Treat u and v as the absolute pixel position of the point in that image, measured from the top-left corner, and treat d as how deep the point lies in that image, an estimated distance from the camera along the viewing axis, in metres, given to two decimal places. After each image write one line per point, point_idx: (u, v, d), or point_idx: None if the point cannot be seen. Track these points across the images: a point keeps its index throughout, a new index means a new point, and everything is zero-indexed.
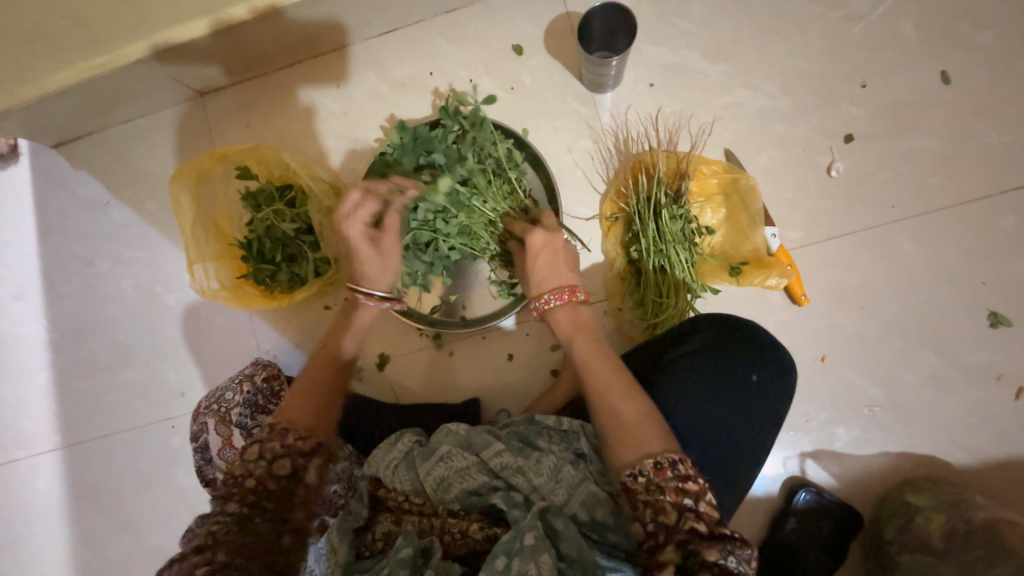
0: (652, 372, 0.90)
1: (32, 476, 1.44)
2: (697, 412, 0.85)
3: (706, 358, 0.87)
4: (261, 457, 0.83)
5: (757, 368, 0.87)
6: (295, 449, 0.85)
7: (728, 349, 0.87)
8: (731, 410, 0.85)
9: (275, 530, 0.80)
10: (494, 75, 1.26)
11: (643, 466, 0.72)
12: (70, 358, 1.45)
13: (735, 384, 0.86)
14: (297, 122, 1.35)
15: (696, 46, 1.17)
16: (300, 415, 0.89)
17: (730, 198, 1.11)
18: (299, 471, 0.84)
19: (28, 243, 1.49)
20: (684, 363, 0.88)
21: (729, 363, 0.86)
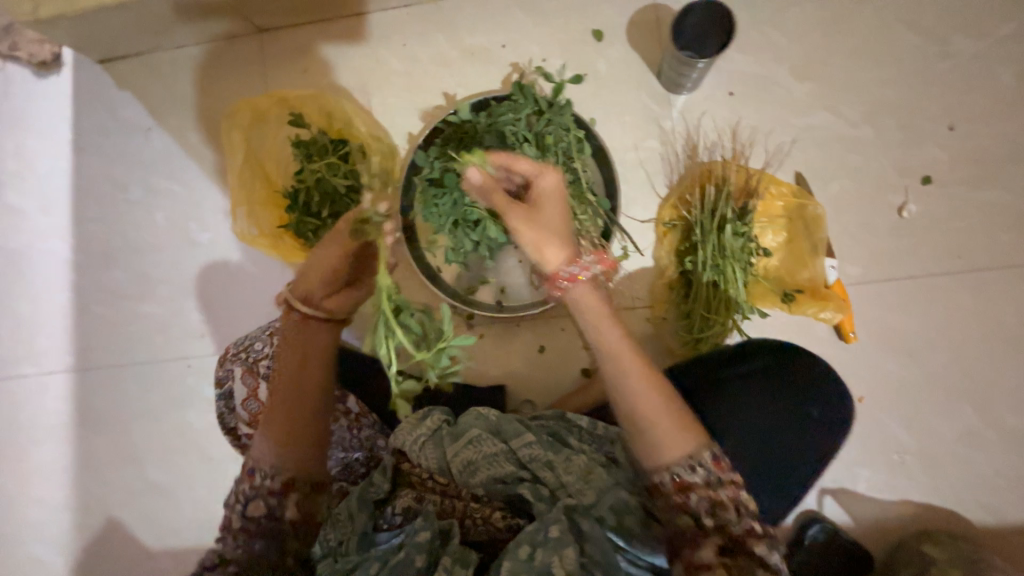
0: (700, 389, 0.89)
1: (40, 393, 1.43)
2: (738, 436, 0.84)
3: (759, 385, 0.86)
4: (238, 496, 0.83)
5: (815, 404, 0.86)
6: (263, 486, 0.82)
7: (781, 378, 0.86)
8: (775, 438, 0.85)
9: (277, 550, 0.82)
10: (568, 58, 1.21)
11: (703, 459, 0.73)
12: (91, 281, 1.43)
13: (790, 412, 0.85)
14: (356, 75, 1.30)
15: (785, 59, 1.12)
16: (262, 452, 0.83)
17: (794, 222, 1.08)
18: (276, 509, 0.82)
19: (62, 157, 1.45)
20: (741, 382, 0.87)
21: (786, 388, 0.85)
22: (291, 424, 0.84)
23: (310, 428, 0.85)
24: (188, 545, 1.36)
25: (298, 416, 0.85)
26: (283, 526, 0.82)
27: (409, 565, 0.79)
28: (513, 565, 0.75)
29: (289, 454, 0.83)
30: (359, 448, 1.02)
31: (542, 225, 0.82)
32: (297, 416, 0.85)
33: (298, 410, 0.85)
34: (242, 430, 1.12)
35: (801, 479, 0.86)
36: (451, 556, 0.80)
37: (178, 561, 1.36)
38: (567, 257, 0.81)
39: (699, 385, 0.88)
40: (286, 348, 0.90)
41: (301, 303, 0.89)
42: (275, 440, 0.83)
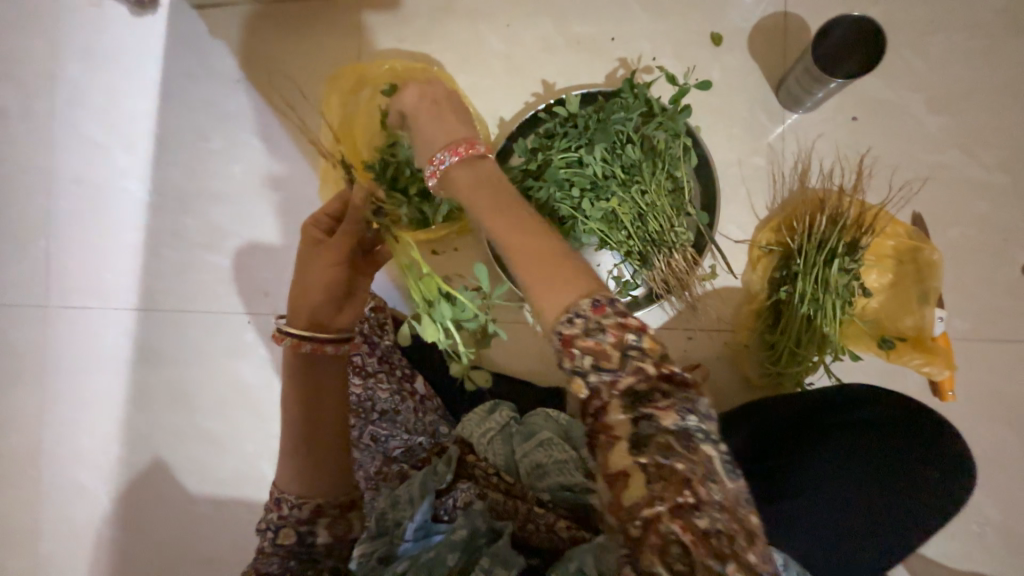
0: (808, 432, 0.89)
1: (104, 327, 1.46)
2: (844, 484, 0.85)
3: (870, 438, 0.86)
4: (268, 526, 0.81)
5: (936, 467, 0.85)
6: (292, 515, 0.80)
7: (895, 435, 0.86)
8: (879, 494, 0.84)
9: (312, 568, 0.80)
10: (681, 60, 1.15)
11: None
12: (164, 225, 1.44)
13: (897, 468, 0.85)
14: (454, 51, 1.26)
15: (920, 89, 1.04)
16: (288, 480, 0.82)
17: (904, 265, 1.01)
18: (307, 536, 0.80)
19: (150, 99, 1.46)
20: (848, 428, 0.87)
21: (893, 442, 0.86)
22: (313, 439, 0.83)
23: (331, 446, 0.83)
24: (229, 497, 1.39)
25: (316, 432, 0.83)
26: (315, 550, 0.80)
27: (440, 563, 0.79)
28: None
29: (314, 479, 0.82)
30: (423, 432, 1.01)
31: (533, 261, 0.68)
32: (316, 432, 0.83)
33: (316, 444, 0.83)
34: None
35: (894, 536, 0.85)
36: (492, 558, 0.77)
37: (217, 509, 1.39)
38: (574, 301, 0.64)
39: (801, 426, 0.90)
40: (293, 386, 0.85)
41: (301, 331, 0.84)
42: (297, 477, 0.82)
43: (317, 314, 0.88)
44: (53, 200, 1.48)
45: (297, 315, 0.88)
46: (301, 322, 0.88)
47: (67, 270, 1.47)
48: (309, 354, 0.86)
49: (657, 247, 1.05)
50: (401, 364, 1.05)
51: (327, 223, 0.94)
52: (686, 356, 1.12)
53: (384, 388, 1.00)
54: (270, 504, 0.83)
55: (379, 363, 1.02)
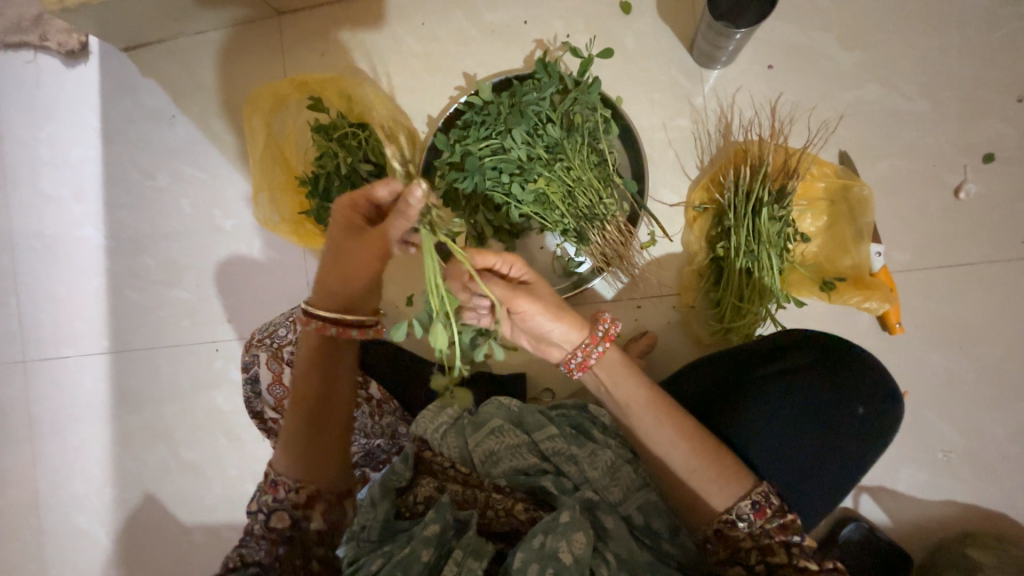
0: (746, 382, 0.88)
1: (80, 374, 1.49)
2: (775, 430, 0.83)
3: (802, 383, 0.85)
4: (260, 509, 0.86)
5: (862, 402, 0.84)
6: (287, 500, 0.85)
7: (828, 377, 0.85)
8: (821, 436, 0.83)
9: (302, 556, 0.83)
10: (594, 32, 1.15)
11: (742, 511, 0.75)
12: (124, 267, 1.47)
13: (837, 414, 0.84)
14: (374, 56, 1.26)
15: (832, 27, 1.04)
16: (288, 464, 0.87)
17: (836, 206, 1.01)
18: (300, 521, 0.85)
19: (92, 145, 1.48)
20: (779, 378, 0.85)
21: (832, 385, 0.84)
22: (321, 425, 0.88)
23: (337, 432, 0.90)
24: (221, 522, 1.41)
25: (324, 416, 0.89)
26: (307, 535, 0.85)
27: (415, 560, 0.79)
28: (527, 554, 0.74)
29: (315, 467, 0.87)
30: (382, 434, 1.03)
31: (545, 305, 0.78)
32: (326, 420, 0.89)
33: (329, 427, 0.89)
34: (269, 414, 1.12)
35: (846, 475, 0.85)
36: (463, 550, 0.80)
37: (210, 536, 1.41)
38: (586, 334, 0.82)
39: (732, 384, 0.89)
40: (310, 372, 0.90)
41: (325, 313, 0.88)
42: (300, 459, 0.87)
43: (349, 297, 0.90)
44: (17, 257, 1.51)
45: (325, 296, 0.89)
46: (328, 304, 0.89)
47: (38, 322, 1.50)
48: (333, 338, 0.90)
49: (590, 222, 1.05)
50: None
51: (367, 209, 0.83)
52: (637, 325, 1.13)
53: None
54: (263, 487, 0.87)
55: None
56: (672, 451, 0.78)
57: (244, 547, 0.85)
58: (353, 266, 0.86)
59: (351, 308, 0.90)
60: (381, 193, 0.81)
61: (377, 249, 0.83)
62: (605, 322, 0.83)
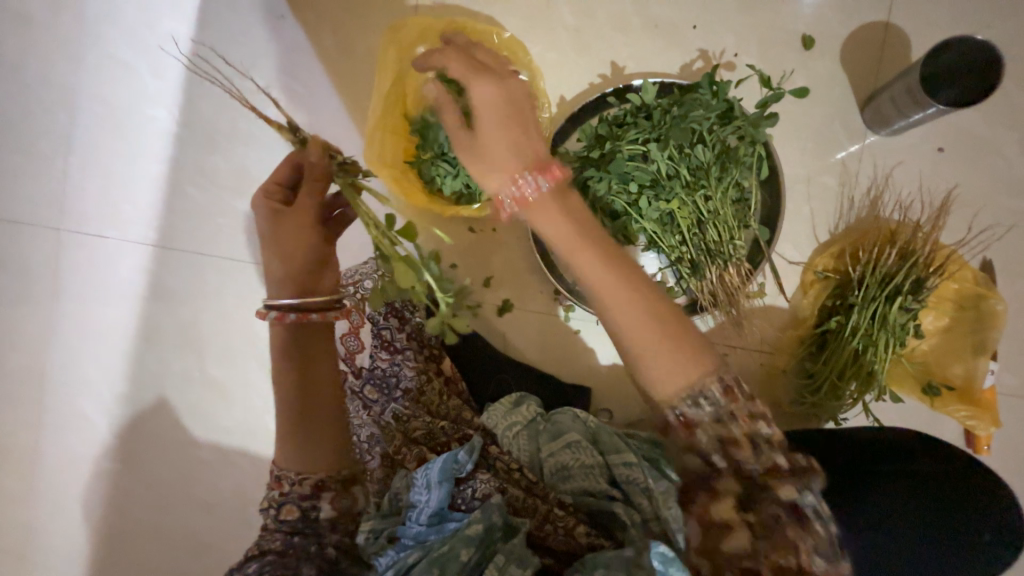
0: (862, 470, 0.87)
1: (115, 258, 1.40)
2: (897, 529, 0.83)
3: (930, 490, 0.84)
4: (272, 503, 0.79)
5: (987, 528, 0.83)
6: (297, 492, 0.78)
7: (933, 492, 0.84)
8: (936, 545, 0.83)
9: (315, 544, 0.77)
10: (765, 59, 1.07)
11: (806, 519, 0.63)
12: (193, 162, 1.39)
13: (962, 531, 0.83)
14: (522, 13, 1.16)
15: (1016, 128, 0.98)
16: (288, 457, 0.78)
17: (965, 312, 0.96)
18: (311, 511, 0.77)
19: (187, 24, 1.37)
20: (910, 477, 0.85)
21: (966, 503, 0.83)
22: (312, 406, 0.79)
23: (330, 408, 0.81)
24: (235, 445, 1.39)
25: (307, 400, 0.78)
26: (318, 524, 0.78)
27: (454, 558, 0.77)
28: None
29: (317, 455, 0.79)
30: (446, 416, 0.99)
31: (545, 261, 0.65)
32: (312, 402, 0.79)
33: (318, 402, 0.80)
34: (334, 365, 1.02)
35: None
36: (505, 555, 0.77)
37: (220, 455, 1.39)
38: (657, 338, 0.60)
39: (859, 468, 0.87)
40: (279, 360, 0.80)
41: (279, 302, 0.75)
42: (298, 449, 0.78)
43: (299, 276, 0.77)
44: None
45: (278, 282, 0.78)
46: (283, 289, 0.78)
47: None
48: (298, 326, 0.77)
49: (710, 258, 1.00)
50: (430, 343, 1.04)
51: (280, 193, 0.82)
52: None
53: (409, 365, 0.99)
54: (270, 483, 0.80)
55: (409, 339, 1.02)
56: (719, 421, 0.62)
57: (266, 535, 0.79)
58: (293, 235, 0.76)
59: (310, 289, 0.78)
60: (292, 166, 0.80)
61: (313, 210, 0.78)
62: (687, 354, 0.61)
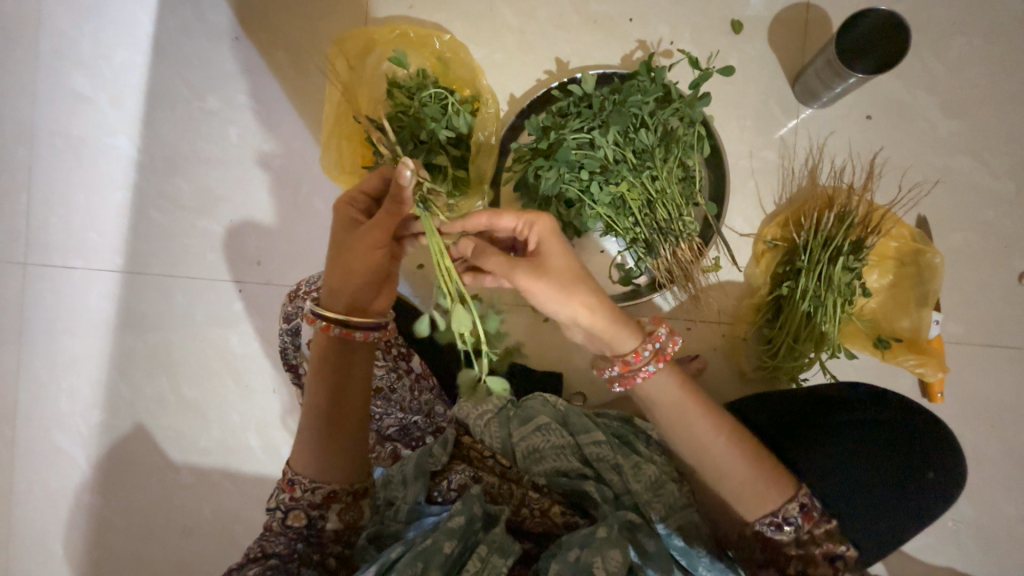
0: (810, 425, 0.90)
1: (83, 288, 1.40)
2: (849, 479, 0.87)
3: (874, 436, 0.88)
4: (278, 507, 0.82)
5: (933, 468, 0.88)
6: (305, 501, 0.81)
7: (878, 437, 0.88)
8: (885, 490, 0.87)
9: (319, 553, 0.84)
10: (699, 46, 1.12)
11: (790, 514, 0.75)
12: (154, 185, 1.39)
13: (907, 472, 0.88)
14: (467, 19, 1.20)
15: (936, 92, 1.05)
16: (305, 461, 0.82)
17: (905, 268, 1.01)
18: (316, 522, 0.82)
19: (140, 50, 1.38)
20: (852, 426, 0.89)
21: (908, 445, 0.88)
22: (343, 420, 0.84)
23: (357, 430, 0.84)
24: (214, 467, 1.36)
25: (340, 414, 0.83)
26: (323, 535, 0.83)
27: (437, 551, 0.77)
28: (563, 567, 0.73)
29: (335, 468, 0.82)
30: (419, 410, 1.00)
31: (552, 279, 0.75)
32: (343, 417, 0.84)
33: (348, 420, 0.84)
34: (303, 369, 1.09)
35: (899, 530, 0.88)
36: (489, 545, 0.79)
37: (199, 478, 1.36)
38: (632, 344, 0.78)
39: (804, 422, 0.91)
40: (317, 369, 0.85)
41: (336, 316, 0.83)
42: (320, 457, 0.82)
43: (356, 294, 0.85)
44: (35, 152, 1.40)
45: (331, 293, 0.85)
46: (334, 301, 0.85)
47: (47, 224, 1.40)
48: (344, 339, 0.84)
49: (664, 236, 1.03)
50: (398, 342, 1.00)
51: (366, 203, 0.86)
52: (683, 347, 1.13)
53: (377, 365, 0.96)
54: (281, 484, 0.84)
55: None
56: (718, 460, 0.77)
57: (264, 542, 0.83)
58: (359, 261, 0.83)
59: (356, 307, 0.85)
60: (372, 181, 0.85)
61: (379, 236, 0.82)
62: (654, 340, 0.78)
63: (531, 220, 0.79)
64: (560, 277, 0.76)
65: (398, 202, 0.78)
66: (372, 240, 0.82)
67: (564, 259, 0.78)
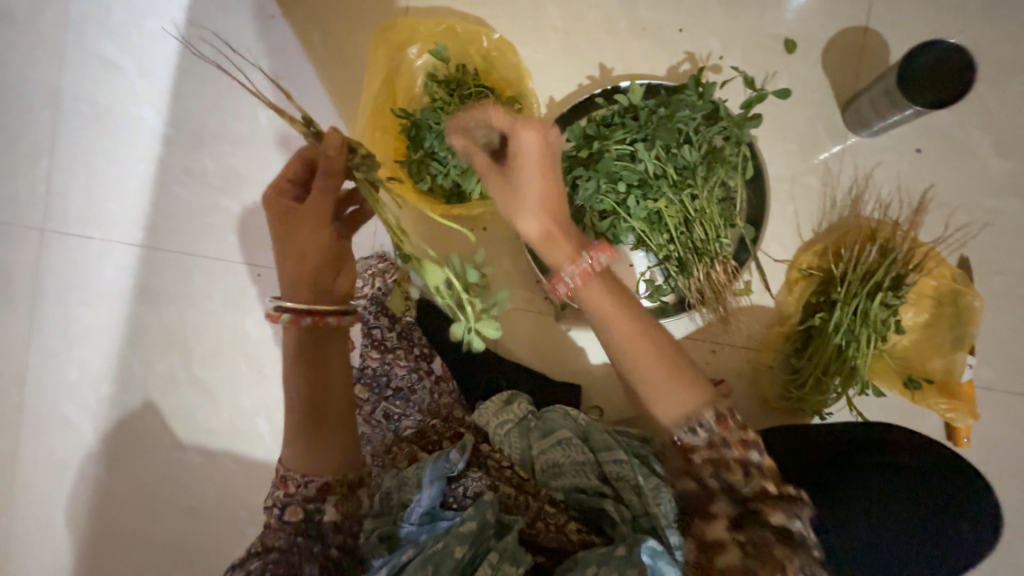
0: (844, 462, 0.90)
1: (100, 259, 1.38)
2: (882, 521, 0.86)
3: (914, 483, 0.87)
4: (275, 501, 0.80)
5: (966, 520, 0.86)
6: (301, 495, 0.79)
7: (917, 484, 0.87)
8: (918, 537, 0.86)
9: (320, 544, 0.79)
10: (749, 62, 1.09)
11: (700, 418, 0.65)
12: (178, 160, 1.37)
13: (942, 522, 0.86)
14: (512, 17, 1.17)
15: (991, 130, 1.02)
16: (296, 457, 0.80)
17: (943, 309, 0.99)
18: (312, 515, 0.79)
19: (173, 22, 1.36)
20: (893, 470, 0.87)
21: (948, 495, 0.87)
22: (332, 403, 0.82)
23: (341, 412, 0.83)
24: (221, 449, 1.36)
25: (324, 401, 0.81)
26: (323, 527, 0.79)
27: (448, 556, 0.76)
28: None
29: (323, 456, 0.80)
30: (436, 414, 1.01)
31: (514, 195, 0.73)
32: (327, 401, 0.81)
33: (335, 405, 0.82)
34: None
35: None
36: (499, 553, 0.77)
37: (206, 458, 1.36)
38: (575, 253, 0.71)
39: (840, 459, 0.91)
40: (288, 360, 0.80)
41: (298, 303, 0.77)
42: (308, 449, 0.80)
43: (314, 276, 0.78)
44: (59, 117, 1.38)
45: (288, 282, 0.78)
46: (296, 291, 0.78)
47: (68, 192, 1.38)
48: (310, 328, 0.78)
49: (698, 256, 1.01)
50: (420, 342, 1.06)
51: (296, 188, 0.81)
52: (706, 369, 1.12)
53: (401, 364, 1.01)
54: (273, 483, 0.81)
55: (401, 339, 1.04)
56: (624, 348, 0.69)
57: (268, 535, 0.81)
58: (315, 244, 0.77)
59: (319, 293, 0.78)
60: (297, 166, 0.79)
61: (324, 210, 0.77)
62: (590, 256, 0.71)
63: (522, 125, 0.72)
64: (527, 195, 0.72)
65: (331, 175, 0.73)
66: (312, 217, 0.76)
67: (542, 189, 0.72)
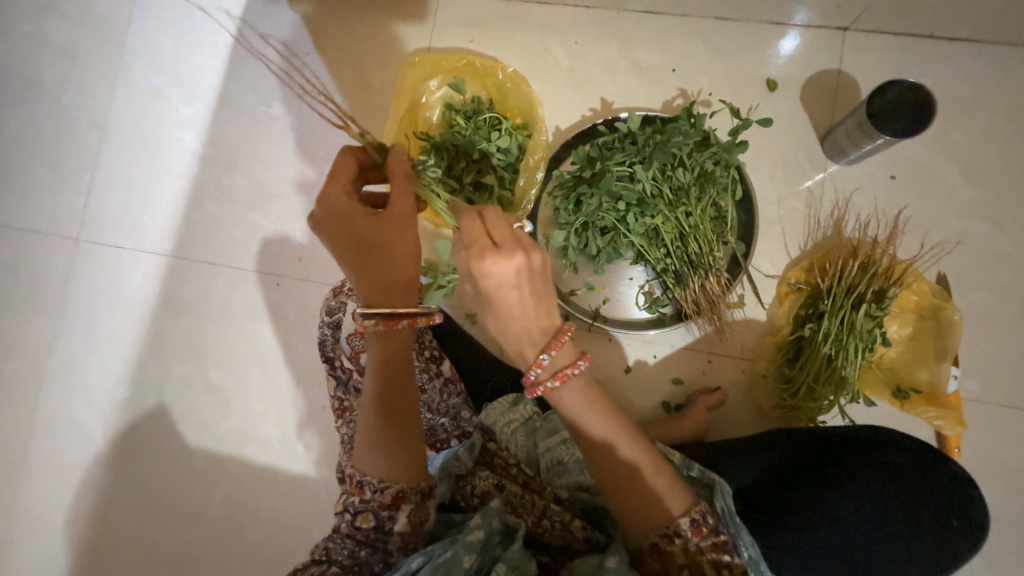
0: (826, 464, 0.92)
1: (129, 267, 1.47)
2: (869, 523, 0.88)
3: (901, 480, 0.88)
4: (345, 512, 0.82)
5: (958, 517, 0.88)
6: (376, 501, 0.80)
7: (902, 483, 0.88)
8: (915, 541, 0.88)
9: (382, 559, 0.83)
10: (736, 99, 1.21)
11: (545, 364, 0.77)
12: (211, 178, 1.48)
13: (929, 521, 0.88)
14: (523, 56, 1.31)
15: (957, 160, 1.12)
16: (372, 463, 0.80)
17: (926, 322, 1.05)
18: (384, 522, 0.80)
19: (217, 57, 1.51)
20: (872, 471, 0.90)
21: (938, 491, 0.88)
22: (402, 410, 0.82)
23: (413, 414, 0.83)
24: (229, 454, 1.38)
25: (399, 405, 0.82)
26: (390, 538, 0.81)
27: (456, 565, 0.76)
28: None
29: (400, 462, 0.80)
30: (445, 413, 1.06)
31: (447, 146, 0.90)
32: (401, 406, 0.82)
33: (405, 408, 0.82)
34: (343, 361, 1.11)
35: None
36: (505, 562, 0.77)
37: (213, 463, 1.38)
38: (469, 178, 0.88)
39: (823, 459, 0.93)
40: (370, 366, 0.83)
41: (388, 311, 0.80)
42: (383, 455, 0.80)
43: (397, 284, 0.81)
44: (105, 138, 1.50)
45: (372, 292, 0.80)
46: (380, 298, 0.80)
47: (106, 205, 1.49)
48: (400, 332, 0.82)
49: (693, 269, 1.09)
50: (432, 345, 1.08)
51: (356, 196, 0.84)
52: (703, 378, 1.17)
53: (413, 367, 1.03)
54: (349, 490, 0.82)
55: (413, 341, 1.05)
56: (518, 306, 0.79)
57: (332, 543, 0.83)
58: (397, 246, 0.80)
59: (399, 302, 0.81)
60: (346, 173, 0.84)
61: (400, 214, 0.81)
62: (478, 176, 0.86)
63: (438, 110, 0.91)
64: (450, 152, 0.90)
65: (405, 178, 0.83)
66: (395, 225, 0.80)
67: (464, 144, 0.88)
